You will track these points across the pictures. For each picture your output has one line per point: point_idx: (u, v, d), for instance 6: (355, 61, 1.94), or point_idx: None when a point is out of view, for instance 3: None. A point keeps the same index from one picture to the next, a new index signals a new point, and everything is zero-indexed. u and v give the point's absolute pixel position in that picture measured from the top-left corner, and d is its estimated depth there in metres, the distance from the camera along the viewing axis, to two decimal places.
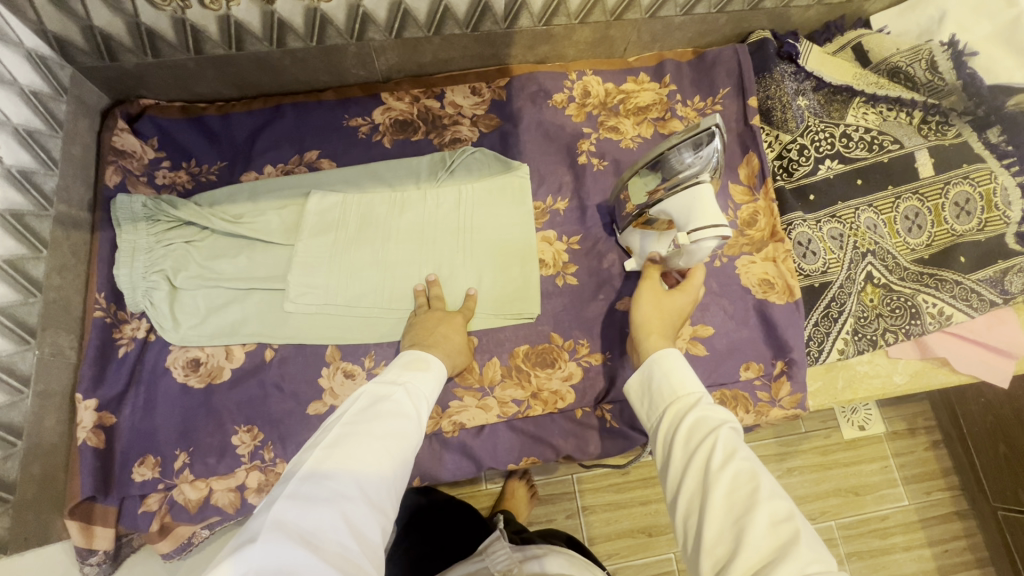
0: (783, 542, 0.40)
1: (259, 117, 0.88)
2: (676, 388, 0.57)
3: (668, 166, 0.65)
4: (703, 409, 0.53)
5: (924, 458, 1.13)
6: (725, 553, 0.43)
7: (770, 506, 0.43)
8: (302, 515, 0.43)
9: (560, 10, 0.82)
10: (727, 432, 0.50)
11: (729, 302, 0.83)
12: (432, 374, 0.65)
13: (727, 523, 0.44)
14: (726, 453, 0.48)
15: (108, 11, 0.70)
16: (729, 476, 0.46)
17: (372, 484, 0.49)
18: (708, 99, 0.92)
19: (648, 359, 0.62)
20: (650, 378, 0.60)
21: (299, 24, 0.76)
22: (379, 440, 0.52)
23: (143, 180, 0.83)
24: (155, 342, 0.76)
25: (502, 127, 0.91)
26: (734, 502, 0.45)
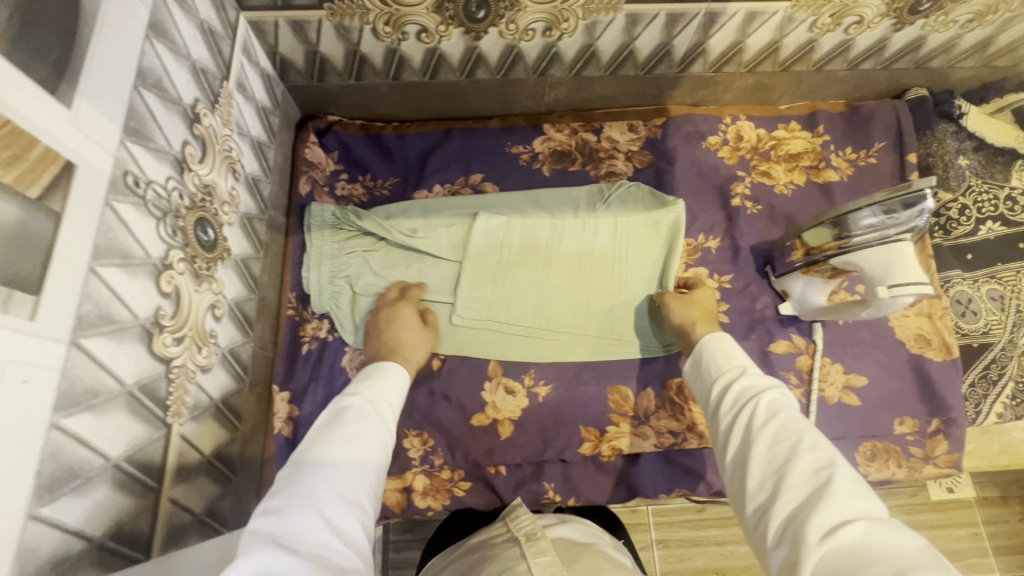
0: (822, 485, 0.44)
1: (430, 138, 0.94)
2: (732, 357, 0.62)
3: (846, 224, 0.67)
4: (749, 380, 0.57)
5: (1018, 529, 1.07)
6: (768, 494, 0.47)
7: (811, 455, 0.47)
8: (281, 523, 0.45)
9: (734, 59, 0.85)
10: (772, 399, 0.54)
11: (883, 354, 0.83)
12: (391, 381, 0.67)
13: (772, 468, 0.48)
14: (772, 415, 0.52)
15: (336, 40, 0.76)
16: (772, 431, 0.51)
17: (346, 484, 0.51)
18: (862, 151, 0.93)
19: (698, 343, 0.67)
20: (701, 360, 0.65)
21: (495, 59, 0.82)
22: (345, 444, 0.54)
23: (326, 191, 0.89)
24: (333, 343, 0.81)
25: (656, 164, 0.94)
26: (776, 453, 0.49)
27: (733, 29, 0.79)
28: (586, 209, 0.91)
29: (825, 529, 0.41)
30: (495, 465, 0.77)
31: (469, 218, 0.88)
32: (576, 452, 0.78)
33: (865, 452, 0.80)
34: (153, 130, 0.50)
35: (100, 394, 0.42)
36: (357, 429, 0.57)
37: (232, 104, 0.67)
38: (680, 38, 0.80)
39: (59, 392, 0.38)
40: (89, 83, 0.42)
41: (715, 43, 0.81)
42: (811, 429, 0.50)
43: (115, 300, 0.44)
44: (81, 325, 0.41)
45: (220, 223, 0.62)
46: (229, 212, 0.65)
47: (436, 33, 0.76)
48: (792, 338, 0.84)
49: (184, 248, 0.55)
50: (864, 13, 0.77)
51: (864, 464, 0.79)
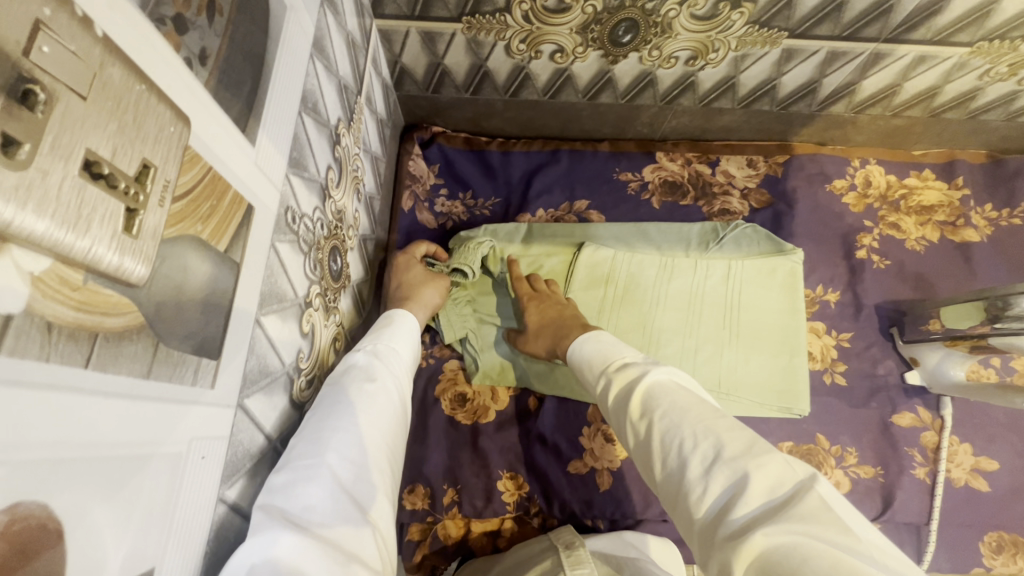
0: (729, 484, 0.39)
1: (537, 158, 0.89)
2: (604, 354, 0.60)
3: (1011, 303, 0.64)
4: (619, 382, 0.54)
5: None
6: (682, 506, 0.42)
7: (700, 449, 0.42)
8: (290, 496, 0.38)
9: (882, 102, 0.78)
10: (643, 392, 0.50)
11: (1019, 438, 0.76)
12: (402, 329, 0.60)
13: (675, 475, 0.43)
14: (646, 415, 0.48)
15: (464, 53, 0.71)
16: (660, 426, 0.46)
17: (360, 446, 0.43)
18: (1005, 210, 0.85)
19: (579, 341, 0.65)
20: (583, 357, 0.63)
21: (625, 83, 0.76)
22: (358, 402, 0.46)
23: (427, 206, 0.85)
24: (425, 370, 0.78)
25: (775, 206, 0.88)
26: (670, 456, 0.44)
27: (895, 72, 0.72)
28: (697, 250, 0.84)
29: (739, 535, 0.36)
30: (593, 518, 0.72)
31: (578, 247, 0.83)
32: None
33: (990, 543, 0.72)
34: (308, 158, 0.46)
35: (253, 455, 0.39)
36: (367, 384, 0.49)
37: (362, 121, 0.63)
38: (832, 77, 0.73)
39: (226, 461, 0.35)
40: (269, 115, 0.38)
41: (869, 84, 0.75)
42: (690, 412, 0.45)
43: (272, 350, 0.40)
44: (245, 384, 0.37)
45: (346, 249, 0.59)
46: (352, 236, 0.61)
47: (571, 53, 0.71)
48: (918, 411, 0.78)
49: (320, 282, 0.51)
50: None
51: (990, 557, 0.72)
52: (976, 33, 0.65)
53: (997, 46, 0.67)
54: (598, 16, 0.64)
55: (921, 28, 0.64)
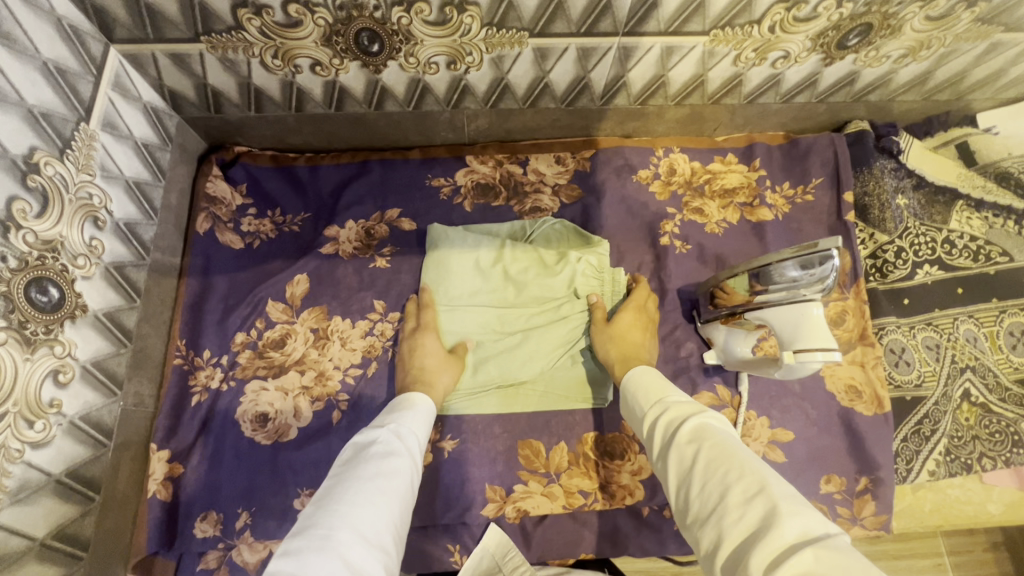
0: (760, 515, 0.41)
1: (346, 170, 0.89)
2: (651, 391, 0.61)
3: (768, 276, 0.62)
4: (665, 418, 0.55)
5: (983, 559, 1.03)
6: (713, 535, 0.43)
7: (744, 483, 0.44)
8: (299, 565, 0.43)
9: (659, 92, 0.81)
10: (695, 425, 0.52)
11: (812, 407, 0.79)
12: (420, 412, 0.66)
13: (715, 510, 0.44)
14: (692, 444, 0.50)
15: (224, 72, 0.71)
16: (705, 458, 0.48)
17: (367, 526, 0.48)
18: (800, 187, 0.88)
19: (626, 378, 0.66)
20: (632, 399, 0.63)
21: (401, 91, 0.77)
22: (369, 481, 0.52)
23: (230, 227, 0.84)
24: (226, 392, 0.76)
25: (584, 199, 0.89)
26: (709, 490, 0.46)
27: (652, 63, 0.74)
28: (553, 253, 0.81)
29: (771, 563, 0.37)
30: None
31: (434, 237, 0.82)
32: (479, 514, 0.73)
33: None
34: None
35: None
36: (383, 464, 0.55)
37: (94, 148, 0.62)
38: (596, 72, 0.75)
39: None
40: None
41: (635, 76, 0.77)
42: (736, 452, 0.47)
43: None
44: None
45: (69, 279, 0.57)
46: (85, 265, 0.60)
47: (331, 66, 0.71)
48: (716, 389, 0.80)
49: (6, 316, 0.50)
50: (790, 48, 0.73)
51: None
52: (705, 22, 0.68)
53: (732, 34, 0.70)
54: (334, 27, 0.65)
55: (650, 20, 0.67)
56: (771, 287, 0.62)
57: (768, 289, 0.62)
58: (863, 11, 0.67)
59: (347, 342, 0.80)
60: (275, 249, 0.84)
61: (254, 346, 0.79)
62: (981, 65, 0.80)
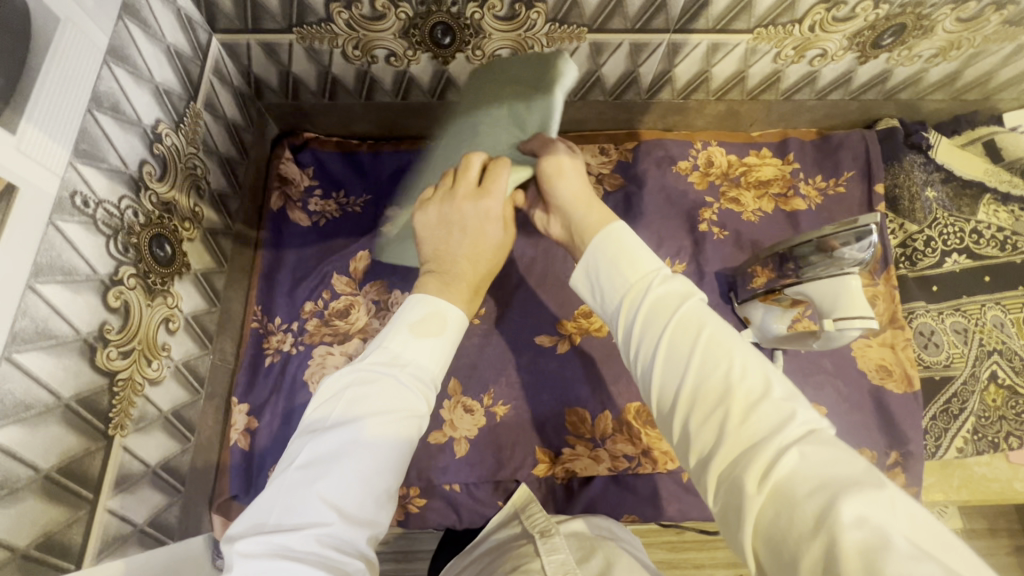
0: (758, 423, 0.38)
1: (405, 157, 0.95)
2: (624, 264, 0.49)
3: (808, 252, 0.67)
4: (650, 301, 0.47)
5: (1005, 562, 1.05)
6: (703, 441, 0.40)
7: (742, 387, 0.40)
8: (266, 541, 0.41)
9: (701, 87, 0.87)
10: (685, 314, 0.44)
11: (844, 385, 0.83)
12: (445, 336, 0.53)
13: (707, 411, 0.40)
14: (685, 346, 0.43)
15: (307, 61, 0.78)
16: (700, 357, 0.42)
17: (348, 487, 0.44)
18: (832, 180, 0.93)
19: (597, 246, 0.52)
20: (601, 272, 0.51)
21: (464, 82, 0.84)
22: (349, 444, 0.45)
23: (299, 206, 0.91)
24: (296, 355, 0.82)
25: (626, 188, 0.95)
26: (702, 395, 0.41)
27: (698, 59, 0.80)
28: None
29: (761, 471, 0.36)
30: (449, 483, 0.78)
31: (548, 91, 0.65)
32: (530, 473, 0.78)
33: None
34: (106, 152, 0.52)
35: (33, 407, 0.44)
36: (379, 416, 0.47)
37: (198, 125, 0.69)
38: (645, 67, 0.81)
39: None
40: (38, 110, 0.44)
41: (681, 71, 0.83)
42: (728, 349, 0.42)
43: (55, 316, 0.46)
44: (16, 340, 0.42)
45: (179, 239, 0.64)
46: (189, 228, 0.67)
47: (404, 57, 0.78)
48: None
49: (136, 264, 0.56)
50: (827, 46, 0.79)
51: None
52: (751, 21, 0.74)
53: (774, 32, 0.76)
54: (413, 21, 0.72)
55: (700, 18, 0.73)
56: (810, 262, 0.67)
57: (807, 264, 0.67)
58: (898, 13, 0.73)
59: None
60: (339, 227, 0.91)
61: (321, 315, 0.85)
62: (1008, 65, 0.85)
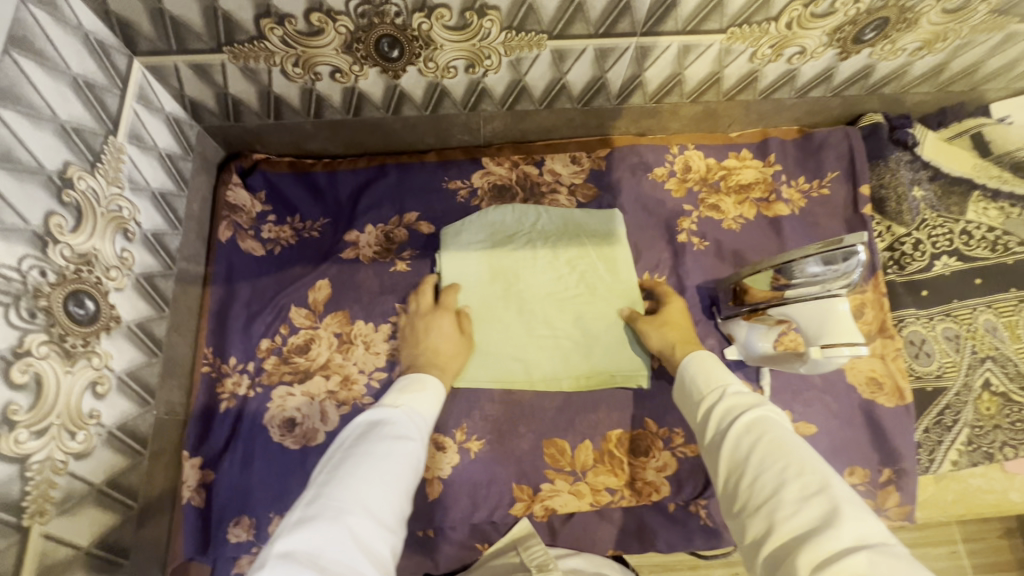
0: (817, 513, 0.41)
1: (363, 175, 0.89)
2: (708, 375, 0.61)
3: (792, 273, 0.62)
4: (730, 403, 0.56)
5: (997, 545, 1.04)
6: (761, 523, 0.43)
7: (801, 479, 0.44)
8: (305, 540, 0.44)
9: (674, 90, 0.81)
10: (753, 416, 0.52)
11: (833, 400, 0.79)
12: (430, 393, 0.67)
13: (765, 496, 0.44)
14: (752, 437, 0.50)
15: (245, 81, 0.71)
16: (764, 448, 0.48)
17: (374, 502, 0.49)
18: (815, 181, 0.89)
19: (684, 360, 0.66)
20: (687, 379, 0.63)
21: (419, 96, 0.77)
22: (381, 458, 0.54)
23: (251, 234, 0.84)
24: (254, 398, 0.77)
25: (600, 198, 0.89)
26: (762, 480, 0.46)
27: (669, 62, 0.75)
28: (598, 245, 0.83)
29: (824, 560, 0.38)
30: (424, 527, 0.73)
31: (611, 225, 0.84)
32: (507, 512, 0.74)
33: None
34: None
35: None
36: (393, 444, 0.56)
37: (122, 160, 0.62)
38: (613, 72, 0.76)
39: None
40: None
41: (652, 75, 0.77)
42: (789, 450, 0.47)
43: None
44: None
45: (103, 291, 0.58)
46: (117, 277, 0.60)
47: (350, 72, 0.71)
48: (738, 385, 0.80)
49: (48, 330, 0.50)
50: (806, 43, 0.73)
51: None
52: (723, 20, 0.68)
53: (749, 31, 0.70)
54: (355, 34, 0.65)
55: (668, 20, 0.67)
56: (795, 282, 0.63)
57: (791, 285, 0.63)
58: (879, 6, 0.68)
59: (370, 346, 0.81)
60: (296, 255, 0.85)
61: (279, 352, 0.79)
62: (997, 54, 0.80)
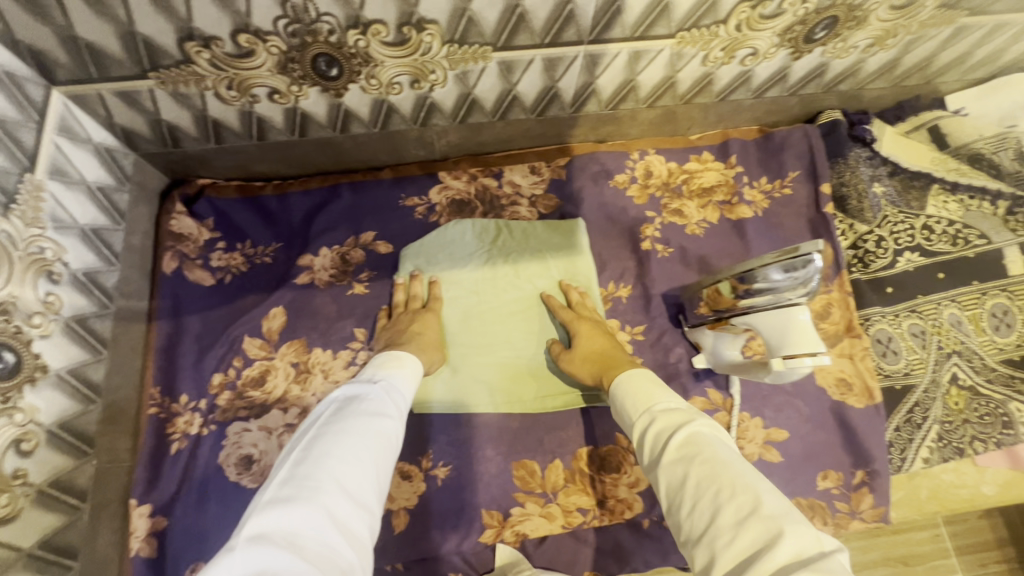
0: (756, 539, 0.41)
1: (316, 196, 0.86)
2: (639, 394, 0.59)
3: (753, 283, 0.60)
4: (663, 421, 0.54)
5: (979, 526, 1.05)
6: (706, 554, 0.44)
7: (736, 503, 0.44)
8: (281, 520, 0.42)
9: (629, 96, 0.80)
10: (684, 436, 0.51)
11: (804, 403, 0.78)
12: (409, 371, 0.65)
13: (708, 525, 0.45)
14: (685, 460, 0.49)
15: (177, 106, 0.68)
16: (699, 472, 0.48)
17: (354, 482, 0.48)
18: (777, 182, 0.88)
19: (615, 381, 0.63)
20: (617, 394, 0.62)
21: (365, 113, 0.75)
22: (360, 434, 0.52)
23: (199, 264, 0.81)
24: (207, 438, 0.73)
25: (561, 208, 0.87)
26: (702, 507, 0.46)
27: (620, 68, 0.73)
28: (557, 257, 0.82)
29: None
30: (392, 561, 0.71)
31: (569, 230, 0.84)
32: (477, 541, 0.72)
33: None
34: None
35: None
36: (373, 422, 0.54)
37: (43, 199, 0.58)
38: (564, 81, 0.74)
39: None
40: None
41: (604, 83, 0.75)
42: (724, 468, 0.47)
43: None
44: None
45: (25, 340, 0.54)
46: (42, 323, 0.57)
47: (289, 93, 0.68)
48: (708, 393, 0.79)
49: None
50: (758, 45, 0.72)
51: None
52: (671, 25, 0.66)
53: (698, 35, 0.68)
54: (289, 54, 0.62)
55: (615, 27, 0.65)
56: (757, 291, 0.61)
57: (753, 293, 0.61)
58: (827, 5, 0.67)
59: (330, 375, 0.78)
60: (248, 284, 0.81)
61: (233, 387, 0.76)
62: (949, 48, 0.80)
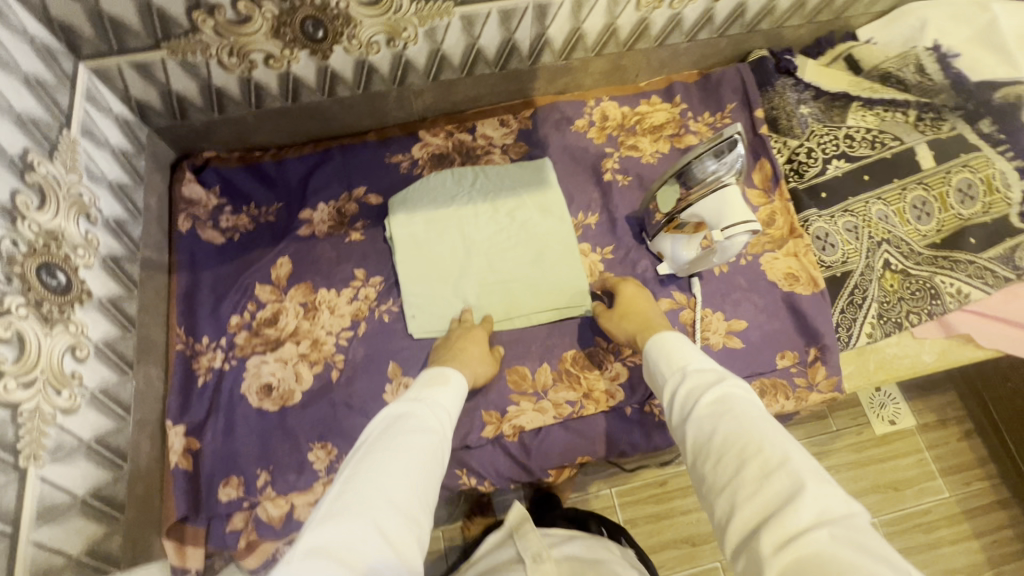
0: (778, 492, 0.44)
1: (310, 160, 0.95)
2: (671, 354, 0.64)
3: (693, 175, 0.71)
4: (688, 381, 0.59)
5: (959, 448, 1.15)
6: (726, 506, 0.47)
7: (762, 457, 0.47)
8: (334, 535, 0.46)
9: (578, 46, 0.92)
10: (715, 394, 0.55)
11: (759, 296, 0.88)
12: (453, 388, 0.68)
13: (732, 479, 0.48)
14: (713, 417, 0.53)
15: (186, 76, 0.78)
16: (724, 427, 0.51)
17: (399, 496, 0.51)
18: (718, 114, 0.99)
19: (648, 341, 0.69)
20: (652, 356, 0.67)
21: (349, 75, 0.85)
22: (402, 452, 0.55)
23: (210, 225, 0.90)
24: (229, 371, 0.81)
25: (530, 152, 0.98)
26: (726, 463, 0.49)
27: (566, 18, 0.85)
28: (530, 191, 0.92)
29: (786, 541, 0.41)
30: None
31: (537, 167, 0.94)
32: (479, 436, 0.80)
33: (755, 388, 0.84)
34: None
35: None
36: (416, 438, 0.57)
37: (77, 152, 0.68)
38: (520, 33, 0.85)
39: None
40: None
41: (555, 33, 0.87)
42: (751, 425, 0.50)
43: None
44: None
45: (73, 266, 0.65)
46: (85, 256, 0.67)
47: (283, 57, 0.79)
48: (673, 295, 0.89)
49: (25, 295, 0.57)
50: None
51: None
52: None
53: None
54: (281, 19, 0.73)
55: None
56: (696, 182, 0.71)
57: (694, 183, 0.72)
58: None
59: (335, 310, 0.86)
60: (254, 239, 0.90)
61: (249, 327, 0.84)
62: None
